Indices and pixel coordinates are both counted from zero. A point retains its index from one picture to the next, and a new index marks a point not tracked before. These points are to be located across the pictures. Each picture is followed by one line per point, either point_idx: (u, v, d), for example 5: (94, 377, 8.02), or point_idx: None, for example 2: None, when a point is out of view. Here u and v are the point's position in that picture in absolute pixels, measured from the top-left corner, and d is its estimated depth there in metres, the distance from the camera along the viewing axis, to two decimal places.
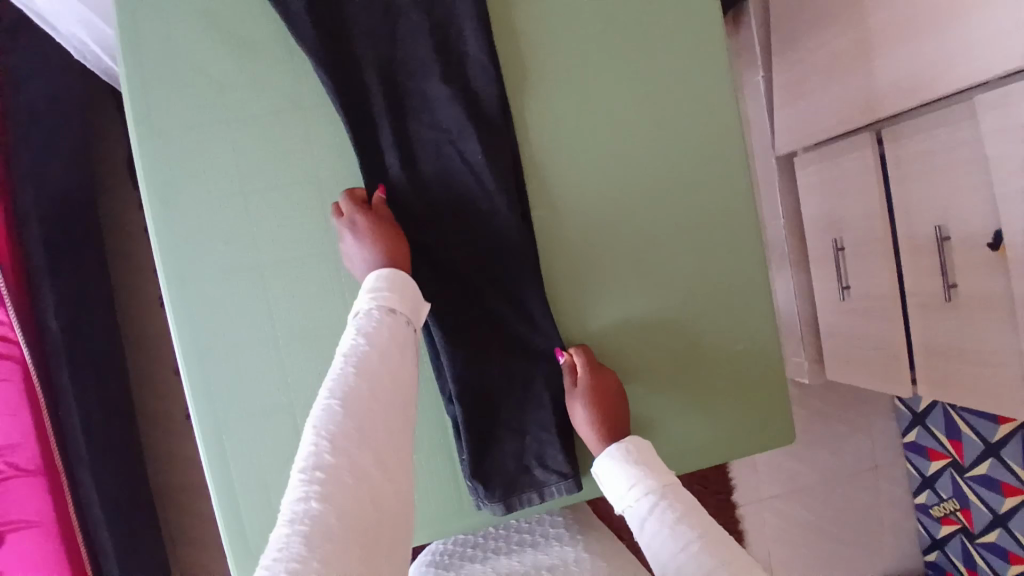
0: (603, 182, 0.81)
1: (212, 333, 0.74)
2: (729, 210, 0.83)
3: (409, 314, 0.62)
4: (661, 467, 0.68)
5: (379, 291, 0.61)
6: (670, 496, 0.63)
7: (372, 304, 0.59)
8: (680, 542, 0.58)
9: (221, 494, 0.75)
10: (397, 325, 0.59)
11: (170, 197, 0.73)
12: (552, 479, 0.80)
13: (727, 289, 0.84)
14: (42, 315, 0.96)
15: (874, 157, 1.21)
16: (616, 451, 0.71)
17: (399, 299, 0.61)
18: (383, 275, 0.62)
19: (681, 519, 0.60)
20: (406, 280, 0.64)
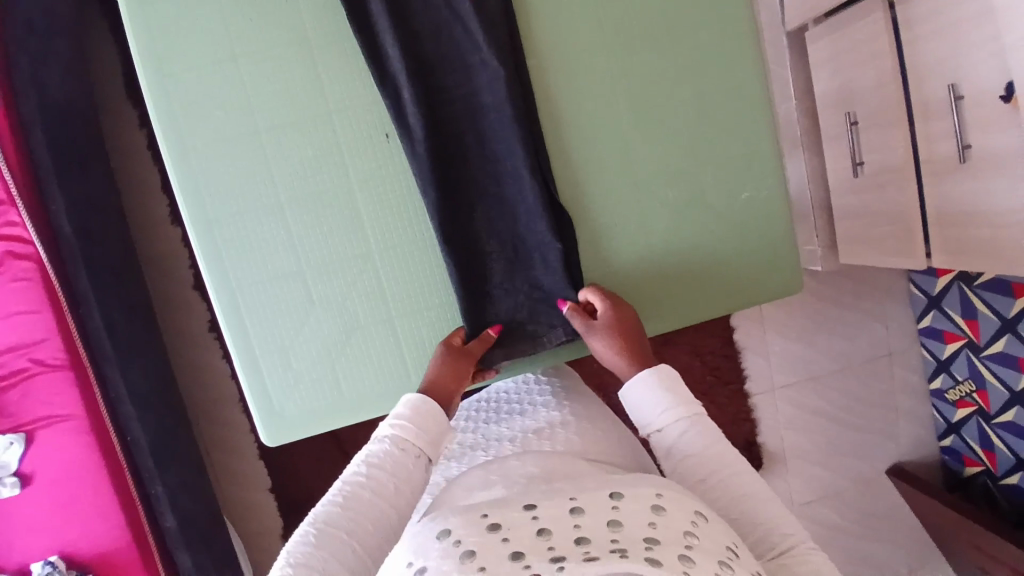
0: (599, 28, 0.79)
1: (218, 199, 0.75)
2: (731, 50, 0.82)
3: (424, 447, 0.68)
4: (686, 390, 0.72)
5: (401, 417, 0.69)
6: (701, 421, 0.68)
7: (390, 431, 0.68)
8: (716, 467, 0.64)
9: (242, 358, 0.77)
10: (409, 455, 0.67)
11: (165, 65, 0.73)
12: (547, 329, 0.81)
13: (731, 134, 0.83)
14: (52, 218, 0.98)
15: (885, 21, 1.14)
16: (645, 375, 0.73)
17: (419, 429, 0.68)
18: (409, 401, 0.70)
19: (711, 451, 0.65)
20: (435, 410, 0.71)
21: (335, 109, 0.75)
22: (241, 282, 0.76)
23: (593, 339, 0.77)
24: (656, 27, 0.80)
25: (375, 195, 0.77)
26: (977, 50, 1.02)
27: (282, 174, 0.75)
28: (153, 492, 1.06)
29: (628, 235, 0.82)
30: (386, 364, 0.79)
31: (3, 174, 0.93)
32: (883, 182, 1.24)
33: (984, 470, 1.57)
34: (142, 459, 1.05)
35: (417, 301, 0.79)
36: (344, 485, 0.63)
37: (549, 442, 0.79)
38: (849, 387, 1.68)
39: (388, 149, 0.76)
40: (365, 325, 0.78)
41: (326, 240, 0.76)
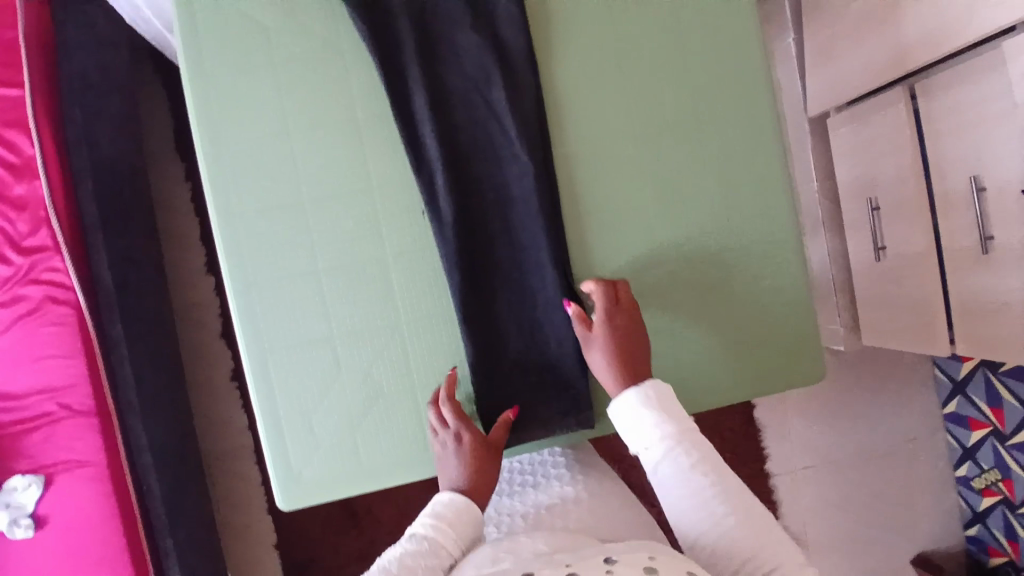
0: (628, 123, 0.83)
1: (259, 264, 0.78)
2: (755, 141, 0.85)
3: (455, 552, 0.69)
4: (678, 409, 0.72)
5: (440, 516, 0.70)
6: (692, 448, 0.69)
7: (427, 529, 0.69)
8: (701, 507, 0.65)
9: (266, 423, 0.78)
10: (441, 556, 0.67)
11: (220, 138, 0.78)
12: (558, 417, 0.81)
13: (755, 224, 0.85)
14: (92, 265, 1.02)
15: (908, 112, 1.17)
16: (638, 393, 0.72)
17: (453, 531, 0.69)
18: (442, 497, 0.73)
19: (703, 469, 0.67)
20: (471, 514, 0.72)
21: (374, 182, 0.79)
22: (274, 343, 0.78)
23: (591, 355, 0.77)
24: (682, 118, 0.84)
25: (407, 268, 0.79)
26: (993, 143, 1.04)
27: (322, 242, 0.78)
28: (161, 544, 1.06)
29: (649, 314, 0.83)
30: (404, 435, 0.79)
31: (52, 221, 0.98)
32: (906, 269, 1.24)
33: (1008, 562, 1.50)
34: (154, 508, 1.05)
35: (441, 373, 0.80)
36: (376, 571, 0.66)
37: (562, 518, 0.77)
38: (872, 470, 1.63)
39: (421, 224, 0.80)
40: (389, 394, 0.79)
41: (358, 309, 0.79)
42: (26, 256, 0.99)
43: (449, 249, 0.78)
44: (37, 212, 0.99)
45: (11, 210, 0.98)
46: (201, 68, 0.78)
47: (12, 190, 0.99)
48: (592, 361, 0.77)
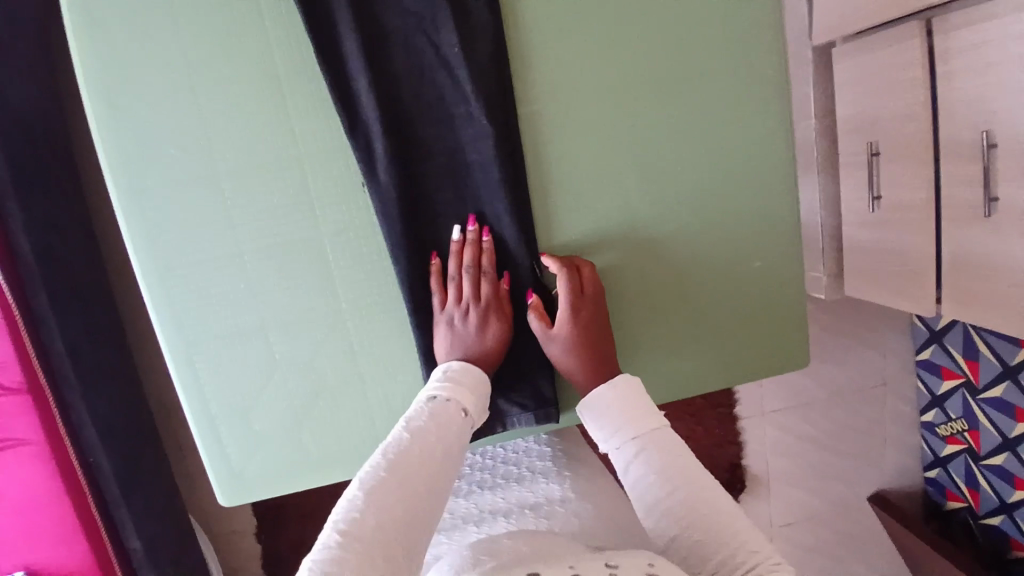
0: (609, 78, 0.70)
1: (172, 249, 0.68)
2: (755, 106, 0.74)
3: (469, 405, 0.65)
4: (648, 403, 0.64)
5: (447, 375, 0.66)
6: (661, 442, 0.60)
7: (432, 390, 0.64)
8: (669, 501, 0.56)
9: (198, 420, 0.72)
10: (454, 409, 0.63)
11: (115, 97, 0.65)
12: (518, 411, 0.73)
13: (748, 198, 0.76)
14: (7, 232, 0.90)
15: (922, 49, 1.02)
16: (602, 390, 0.66)
17: (463, 389, 0.65)
18: (445, 366, 0.67)
19: (675, 468, 0.57)
20: (476, 372, 0.67)
21: (305, 154, 0.68)
22: (198, 336, 0.70)
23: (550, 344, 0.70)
24: (674, 76, 0.71)
25: (346, 253, 0.70)
26: (1011, 92, 0.90)
27: (244, 224, 0.68)
28: (117, 516, 1.04)
29: (623, 302, 0.76)
30: (351, 431, 0.74)
31: None
32: (900, 221, 1.12)
33: (966, 507, 1.55)
34: (106, 484, 1.02)
35: (391, 367, 0.73)
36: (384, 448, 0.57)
37: (546, 519, 0.76)
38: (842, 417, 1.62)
39: (363, 201, 0.69)
40: (332, 389, 0.73)
41: (290, 299, 0.70)
42: None
43: (393, 232, 0.67)
44: None
45: None
46: (85, 7, 0.63)
47: None
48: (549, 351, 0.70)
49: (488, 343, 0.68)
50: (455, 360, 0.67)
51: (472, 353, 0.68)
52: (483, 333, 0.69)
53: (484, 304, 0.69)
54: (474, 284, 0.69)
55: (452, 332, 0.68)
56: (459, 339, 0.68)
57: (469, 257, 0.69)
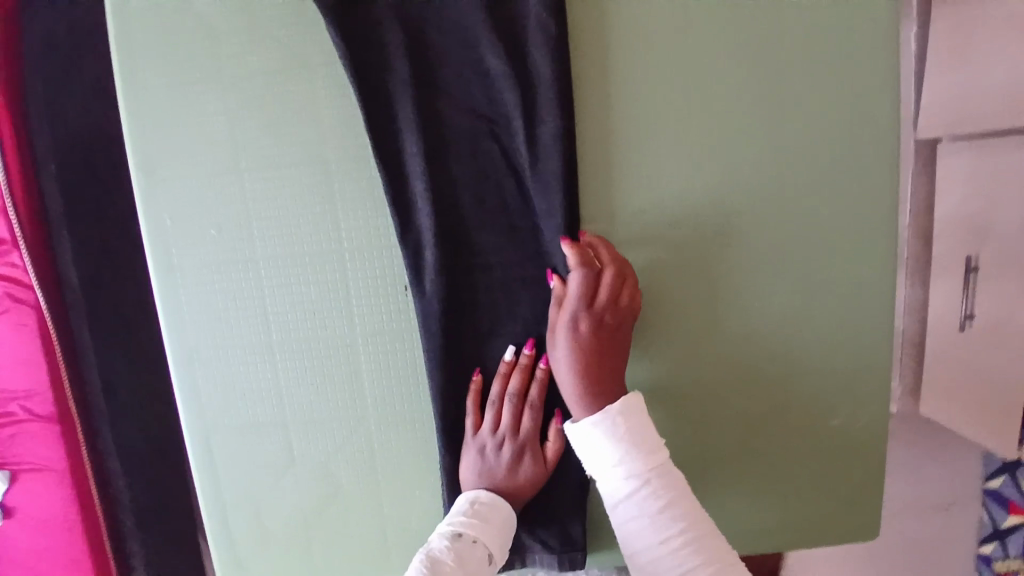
0: (689, 205, 0.65)
1: (202, 330, 0.65)
2: (853, 240, 0.66)
3: (493, 550, 0.59)
4: (651, 432, 0.56)
5: (474, 509, 0.60)
6: (665, 484, 0.54)
7: (455, 526, 0.59)
8: (670, 552, 0.52)
9: (210, 506, 0.69)
10: (477, 554, 0.57)
11: (161, 173, 0.63)
12: (539, 549, 0.66)
13: (829, 346, 0.68)
14: (59, 261, 0.92)
15: None
16: (603, 410, 0.56)
17: (488, 529, 0.59)
18: (473, 496, 0.62)
19: (676, 514, 0.53)
20: (506, 509, 0.62)
21: (347, 248, 0.63)
22: (218, 421, 0.67)
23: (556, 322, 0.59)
24: (760, 202, 0.65)
25: (381, 353, 0.65)
26: None
27: (278, 312, 0.64)
28: (131, 547, 1.02)
29: (675, 433, 0.68)
30: (364, 535, 0.70)
31: (6, 210, 0.86)
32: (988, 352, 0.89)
33: None
34: (124, 515, 1.01)
35: (413, 474, 0.68)
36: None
37: None
38: None
39: (404, 303, 0.64)
40: (348, 491, 0.68)
41: (317, 395, 0.66)
42: None
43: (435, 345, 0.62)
44: None
45: None
46: (141, 80, 0.61)
47: None
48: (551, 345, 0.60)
49: (520, 481, 0.63)
50: (484, 492, 0.62)
51: (497, 487, 0.63)
52: (514, 479, 0.63)
53: (525, 444, 0.63)
54: (515, 413, 0.62)
55: (482, 458, 0.63)
56: (488, 469, 0.63)
57: (516, 386, 0.62)
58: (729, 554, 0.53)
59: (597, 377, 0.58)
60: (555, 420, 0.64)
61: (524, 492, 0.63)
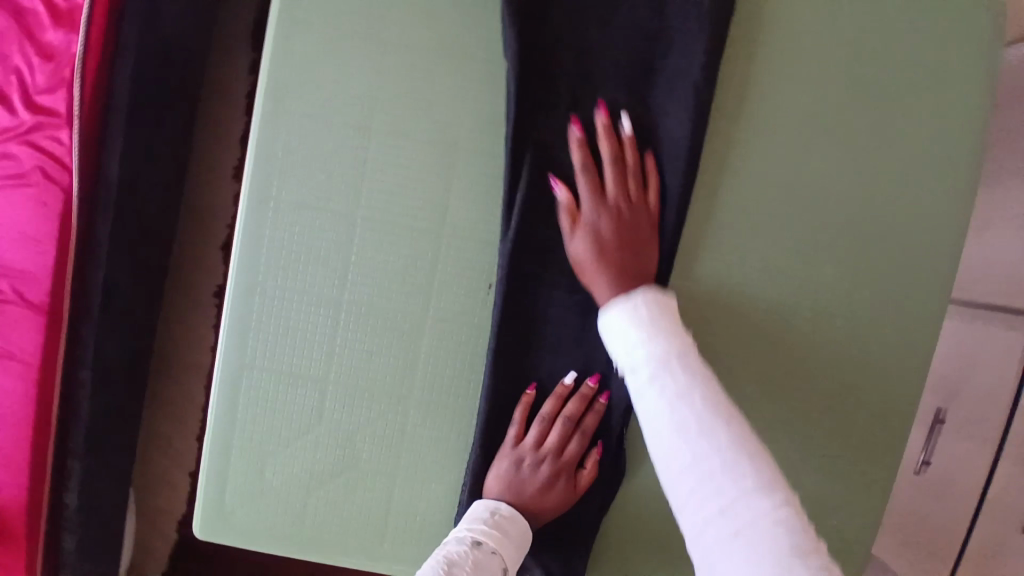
0: (764, 286, 0.69)
1: (274, 266, 0.64)
2: (899, 366, 0.71)
3: (507, 563, 0.60)
4: (676, 324, 0.55)
5: (494, 519, 0.61)
6: (706, 380, 0.51)
7: (473, 535, 0.60)
8: (723, 484, 0.46)
9: (216, 443, 0.66)
10: (491, 566, 0.58)
11: (289, 104, 0.62)
12: (536, 570, 0.67)
13: (851, 452, 0.72)
14: (103, 152, 0.86)
15: None
16: (630, 304, 0.56)
17: (506, 542, 0.60)
18: (497, 506, 0.62)
19: (694, 403, 0.49)
20: (524, 524, 0.62)
21: (449, 230, 0.64)
22: (255, 360, 0.65)
23: (587, 216, 0.61)
24: (829, 306, 0.69)
25: (445, 339, 0.65)
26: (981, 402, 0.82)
27: (357, 272, 0.64)
28: (69, 465, 0.94)
29: None
30: (362, 518, 0.67)
31: (73, 85, 0.83)
32: None
33: None
34: (74, 430, 0.93)
35: (436, 466, 0.67)
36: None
37: None
38: None
39: (482, 301, 0.65)
40: (363, 467, 0.67)
41: (366, 363, 0.65)
42: (33, 114, 0.84)
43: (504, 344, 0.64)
44: (63, 69, 0.84)
45: (35, 55, 0.83)
46: (303, 11, 0.62)
47: (44, 35, 0.84)
48: (572, 246, 0.62)
49: (547, 502, 0.64)
50: (506, 504, 0.62)
51: (525, 503, 0.63)
52: (544, 497, 0.64)
53: (563, 464, 0.64)
54: (562, 437, 0.64)
55: (517, 472, 0.63)
56: (520, 483, 0.63)
57: (570, 409, 0.64)
58: (801, 512, 0.45)
59: (638, 242, 0.62)
60: (594, 449, 0.65)
61: (548, 513, 0.64)
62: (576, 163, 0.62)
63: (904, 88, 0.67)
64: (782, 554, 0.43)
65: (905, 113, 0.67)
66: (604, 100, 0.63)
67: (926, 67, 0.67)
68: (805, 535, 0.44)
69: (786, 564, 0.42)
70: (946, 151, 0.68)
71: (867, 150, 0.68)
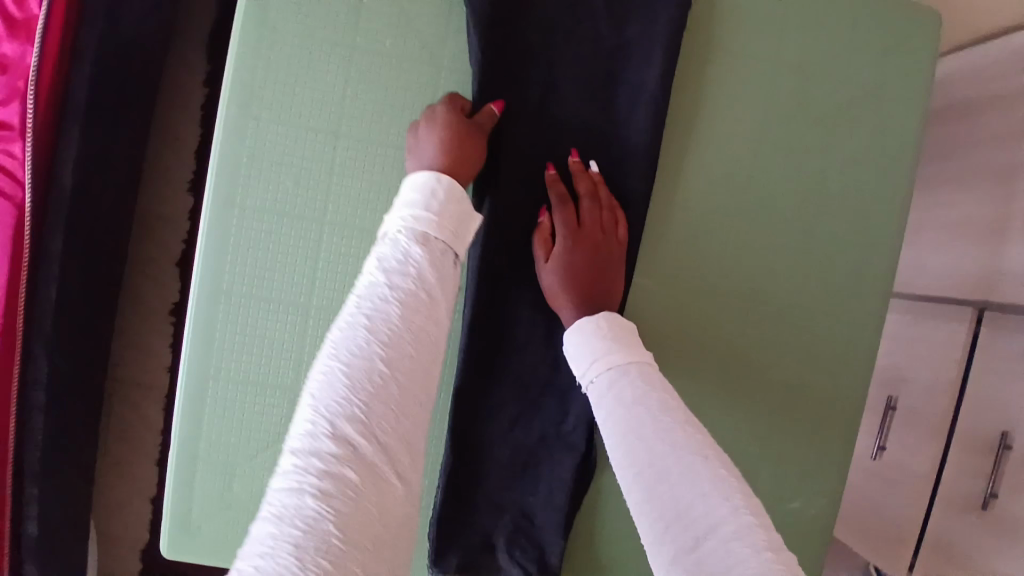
0: (724, 282, 0.72)
1: (239, 273, 0.63)
2: (851, 357, 0.74)
3: (454, 233, 0.51)
4: (635, 343, 0.58)
5: (430, 203, 0.50)
6: (664, 389, 0.54)
7: (405, 233, 0.48)
8: (683, 479, 0.47)
9: (181, 455, 0.64)
10: (433, 251, 0.48)
11: (253, 111, 0.62)
12: (512, 571, 0.68)
13: (809, 439, 0.75)
14: (56, 162, 0.84)
15: (967, 334, 0.92)
16: (591, 319, 0.60)
17: (441, 219, 0.50)
18: (434, 182, 0.52)
19: (650, 408, 0.52)
20: (463, 202, 0.52)
21: None
22: (221, 371, 0.64)
23: (560, 248, 0.64)
24: (784, 301, 0.73)
25: None
26: (974, 411, 0.91)
27: (325, 278, 0.64)
28: (26, 492, 0.90)
29: None
30: None
31: (27, 98, 0.82)
32: (896, 481, 1.01)
33: None
34: (29, 455, 0.89)
35: None
36: (345, 370, 0.41)
37: None
38: None
39: None
40: None
41: None
42: None
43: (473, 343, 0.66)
44: (16, 80, 0.83)
45: None
46: (267, 18, 0.62)
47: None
48: (544, 276, 0.64)
49: (451, 139, 0.58)
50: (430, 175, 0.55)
51: (432, 147, 0.58)
52: (428, 167, 0.57)
53: (442, 139, 0.58)
54: (451, 103, 0.62)
55: (414, 146, 0.60)
56: (426, 138, 0.59)
57: (440, 98, 0.62)
58: (762, 514, 0.46)
59: (607, 277, 0.64)
60: (490, 106, 0.62)
61: (454, 156, 0.58)
62: (552, 200, 0.65)
63: (849, 93, 0.72)
64: (743, 548, 0.43)
65: (849, 116, 0.72)
66: (576, 148, 0.66)
67: (867, 73, 0.72)
68: (766, 533, 0.44)
69: (747, 559, 0.42)
70: (886, 153, 0.73)
71: (815, 152, 0.72)
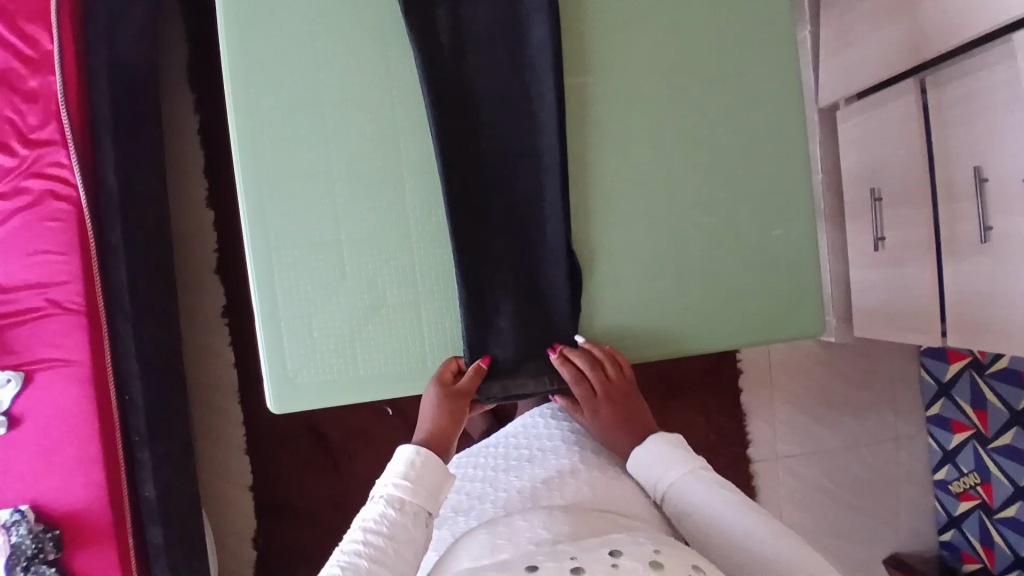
0: (653, 65, 0.83)
1: (271, 162, 0.77)
2: (776, 100, 0.86)
3: (427, 499, 0.70)
4: (692, 456, 0.78)
5: (410, 469, 0.70)
6: (715, 482, 0.73)
7: (386, 497, 0.68)
8: (746, 545, 0.66)
9: (267, 321, 0.77)
10: (405, 514, 0.67)
11: (249, 33, 0.76)
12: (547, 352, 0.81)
13: (770, 173, 0.86)
14: (98, 166, 1.00)
15: (918, 106, 1.10)
16: (647, 441, 0.80)
17: (416, 486, 0.69)
18: (414, 454, 0.72)
19: (712, 506, 0.71)
20: (433, 463, 0.72)
21: (396, 93, 0.78)
22: (279, 245, 0.77)
23: None
24: (709, 69, 0.84)
25: (422, 179, 0.79)
26: None
27: (336, 146, 0.77)
28: (138, 458, 1.01)
29: (653, 250, 0.83)
30: (403, 348, 0.79)
31: (62, 116, 0.97)
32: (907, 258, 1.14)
33: (979, 504, 1.41)
34: (136, 420, 1.02)
35: (447, 285, 0.79)
36: None
37: (558, 493, 0.77)
38: (879, 476, 1.55)
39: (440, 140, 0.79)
40: (392, 306, 0.78)
41: (367, 219, 0.78)
42: (34, 149, 0.97)
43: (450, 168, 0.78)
44: (49, 105, 0.97)
45: (23, 101, 0.97)
46: None
47: (26, 83, 0.97)
48: None
49: (444, 414, 0.77)
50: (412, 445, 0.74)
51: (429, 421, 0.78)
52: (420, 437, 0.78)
53: (438, 417, 0.77)
54: (450, 375, 0.78)
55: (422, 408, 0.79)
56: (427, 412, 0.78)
57: (440, 372, 0.78)
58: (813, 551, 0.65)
59: None
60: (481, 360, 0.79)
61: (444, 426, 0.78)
62: None
63: None
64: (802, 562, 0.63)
65: None
66: None
67: None
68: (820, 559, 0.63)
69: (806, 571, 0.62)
70: None
71: None
